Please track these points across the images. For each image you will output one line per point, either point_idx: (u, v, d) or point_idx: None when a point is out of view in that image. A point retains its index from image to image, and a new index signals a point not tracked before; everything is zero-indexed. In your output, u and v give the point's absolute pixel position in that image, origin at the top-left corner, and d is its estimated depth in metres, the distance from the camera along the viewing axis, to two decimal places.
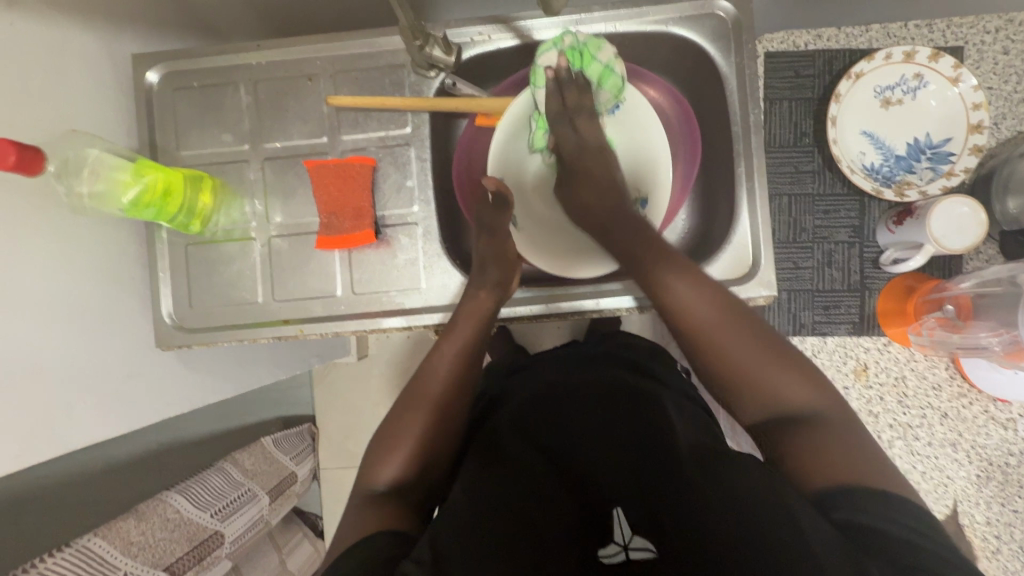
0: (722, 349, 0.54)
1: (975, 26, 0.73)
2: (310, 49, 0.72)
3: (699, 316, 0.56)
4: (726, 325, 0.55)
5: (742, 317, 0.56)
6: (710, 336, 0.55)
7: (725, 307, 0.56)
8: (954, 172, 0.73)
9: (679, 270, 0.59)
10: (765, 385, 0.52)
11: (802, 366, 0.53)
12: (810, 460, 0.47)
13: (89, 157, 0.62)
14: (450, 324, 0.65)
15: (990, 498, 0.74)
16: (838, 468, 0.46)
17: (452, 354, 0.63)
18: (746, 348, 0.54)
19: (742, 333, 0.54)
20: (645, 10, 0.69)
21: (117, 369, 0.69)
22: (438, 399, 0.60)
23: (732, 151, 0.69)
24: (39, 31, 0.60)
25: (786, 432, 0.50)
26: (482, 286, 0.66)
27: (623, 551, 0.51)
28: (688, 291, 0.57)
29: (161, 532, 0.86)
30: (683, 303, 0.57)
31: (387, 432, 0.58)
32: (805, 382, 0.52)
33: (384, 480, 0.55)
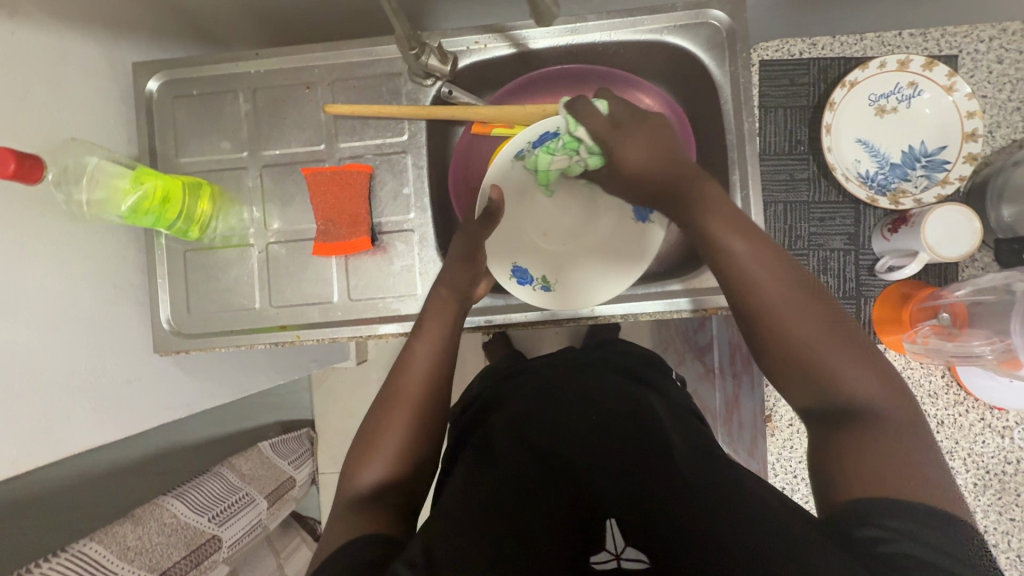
0: (785, 328, 0.50)
1: (969, 35, 0.73)
2: (308, 58, 0.73)
3: (765, 292, 0.52)
4: (794, 304, 0.51)
5: (813, 298, 0.51)
6: (775, 314, 0.51)
7: (796, 282, 0.52)
8: (949, 180, 0.73)
9: (747, 238, 0.54)
10: (829, 372, 0.48)
11: (872, 357, 0.49)
12: (858, 461, 0.44)
13: (88, 165, 0.63)
14: (417, 325, 0.64)
15: (987, 506, 0.74)
16: (886, 472, 0.43)
17: (426, 352, 0.62)
18: (808, 326, 0.50)
19: (810, 314, 0.50)
20: (640, 19, 0.70)
21: (114, 373, 0.69)
22: (412, 400, 0.60)
23: (727, 159, 0.69)
24: (40, 40, 0.60)
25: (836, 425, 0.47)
26: (446, 287, 0.65)
27: (615, 560, 0.51)
28: (757, 263, 0.53)
29: (158, 536, 0.86)
30: (748, 271, 0.53)
31: (367, 437, 0.58)
32: (870, 372, 0.48)
33: (366, 484, 0.55)
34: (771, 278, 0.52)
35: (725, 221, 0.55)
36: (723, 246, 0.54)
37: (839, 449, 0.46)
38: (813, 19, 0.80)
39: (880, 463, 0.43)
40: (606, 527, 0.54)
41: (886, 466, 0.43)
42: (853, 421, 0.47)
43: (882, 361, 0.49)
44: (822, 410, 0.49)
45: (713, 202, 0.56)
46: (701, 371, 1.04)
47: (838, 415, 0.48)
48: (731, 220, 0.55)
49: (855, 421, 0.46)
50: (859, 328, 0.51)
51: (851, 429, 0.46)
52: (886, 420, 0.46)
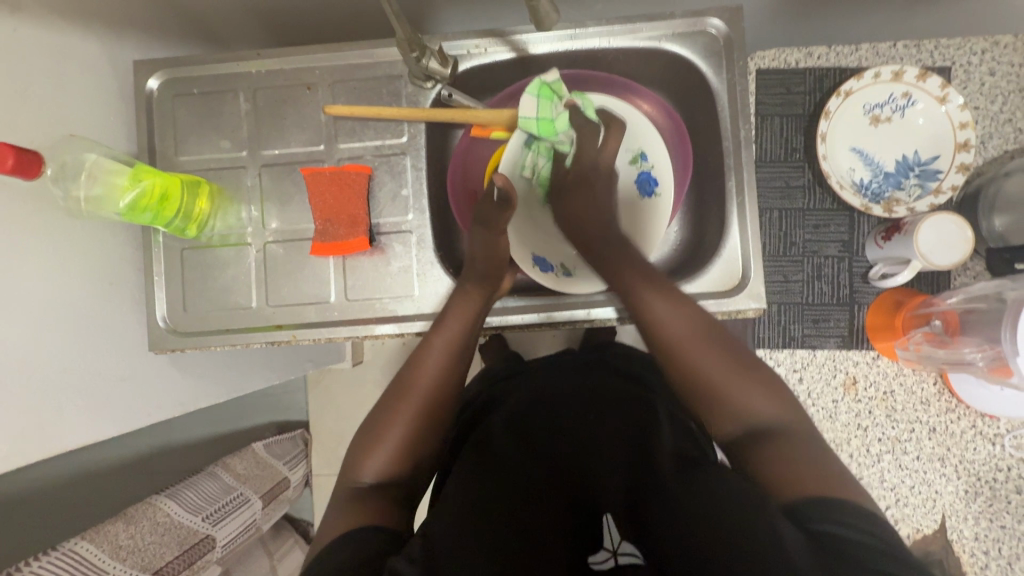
0: (688, 364, 0.55)
1: (962, 47, 0.74)
2: (309, 59, 0.74)
3: (670, 334, 0.57)
4: (696, 340, 0.56)
5: (711, 334, 0.57)
6: (681, 353, 0.56)
7: (697, 321, 0.58)
8: (942, 189, 0.74)
9: (654, 287, 0.60)
10: (731, 397, 0.53)
11: (770, 382, 0.54)
12: (781, 471, 0.47)
13: (86, 161, 0.63)
14: (439, 320, 0.65)
15: (979, 513, 0.75)
16: (806, 477, 0.46)
17: (440, 347, 0.62)
18: (716, 362, 0.55)
19: (708, 350, 0.56)
20: (638, 27, 0.70)
21: (108, 371, 0.69)
22: (424, 394, 0.60)
23: (723, 165, 0.70)
24: (42, 38, 0.61)
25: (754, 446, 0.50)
26: (470, 281, 0.67)
27: (612, 557, 0.55)
28: (663, 306, 0.59)
29: (151, 535, 0.86)
30: (660, 315, 0.58)
31: (373, 424, 0.58)
32: (770, 396, 0.53)
33: (371, 474, 0.55)
34: (679, 321, 0.58)
35: (633, 273, 0.62)
36: (634, 293, 0.60)
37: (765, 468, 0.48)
38: (809, 29, 0.82)
39: (794, 470, 0.47)
40: (602, 523, 0.58)
41: (799, 471, 0.47)
42: (760, 438, 0.51)
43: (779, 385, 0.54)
44: (738, 432, 0.52)
45: (621, 249, 0.64)
46: None
47: (747, 438, 0.52)
48: (642, 270, 0.62)
49: (761, 439, 0.51)
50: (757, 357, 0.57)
51: (759, 445, 0.50)
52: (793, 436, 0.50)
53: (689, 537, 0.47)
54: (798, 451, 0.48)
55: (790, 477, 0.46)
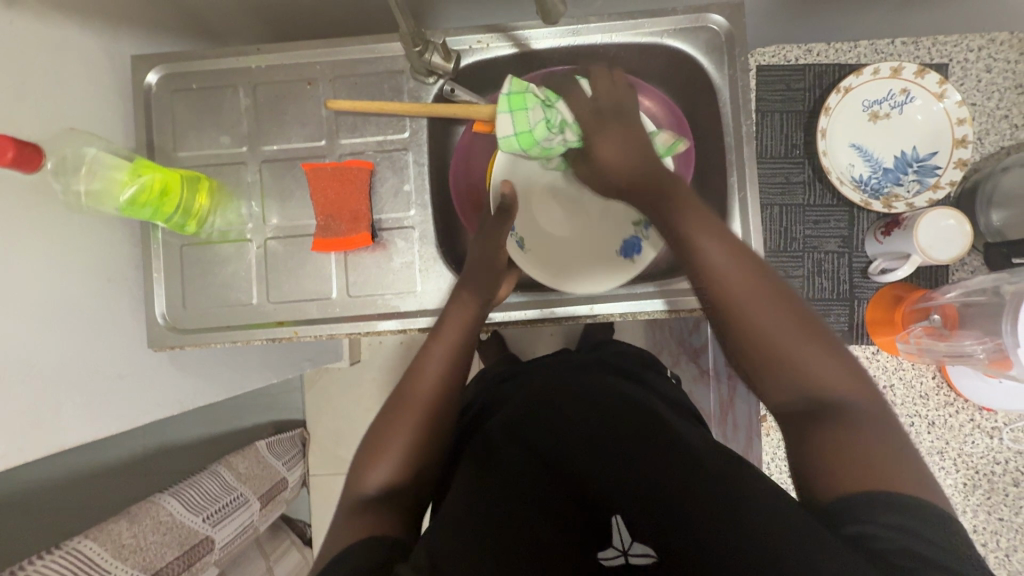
0: (747, 318, 0.53)
1: (959, 44, 0.75)
2: (310, 53, 0.73)
3: (729, 286, 0.54)
4: (755, 293, 0.53)
5: (773, 290, 0.54)
6: (739, 309, 0.53)
7: (755, 277, 0.54)
8: (940, 185, 0.75)
9: (716, 237, 0.56)
10: (794, 360, 0.51)
11: (834, 346, 0.51)
12: (829, 450, 0.46)
13: (87, 156, 0.63)
14: (438, 327, 0.66)
15: (977, 506, 0.75)
16: (859, 468, 0.44)
17: (441, 355, 0.64)
18: (778, 323, 0.52)
19: (770, 305, 0.53)
20: (641, 22, 0.71)
21: (107, 369, 0.68)
22: (423, 400, 0.61)
23: (725, 161, 0.70)
24: (40, 30, 0.60)
25: (806, 418, 0.49)
26: (465, 289, 0.67)
27: (623, 556, 0.52)
28: (723, 259, 0.55)
29: (153, 535, 0.85)
30: (717, 268, 0.55)
31: (375, 437, 0.59)
32: (833, 364, 0.50)
33: (375, 483, 0.55)
34: (739, 276, 0.54)
35: (691, 221, 0.57)
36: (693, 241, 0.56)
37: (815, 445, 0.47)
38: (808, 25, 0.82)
39: (848, 450, 0.45)
40: (612, 523, 0.55)
41: (852, 452, 0.45)
42: (817, 406, 0.49)
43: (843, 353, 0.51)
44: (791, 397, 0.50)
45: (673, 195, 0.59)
46: (694, 373, 1.04)
47: (806, 402, 0.49)
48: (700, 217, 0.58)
49: (821, 409, 0.48)
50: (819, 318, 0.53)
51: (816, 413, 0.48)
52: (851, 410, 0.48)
53: (691, 532, 0.48)
54: (861, 432, 0.46)
55: (841, 459, 0.45)
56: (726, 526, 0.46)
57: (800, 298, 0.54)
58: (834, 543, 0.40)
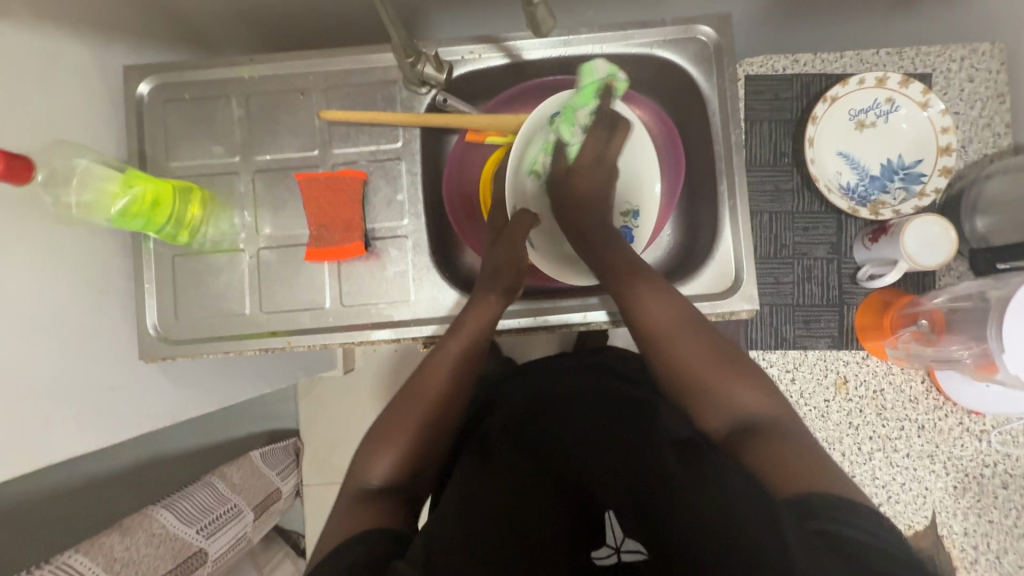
0: (674, 353, 0.59)
1: (942, 55, 0.77)
2: (302, 64, 0.73)
3: (659, 324, 0.60)
4: (681, 330, 0.60)
5: (695, 325, 0.60)
6: (666, 342, 0.59)
7: (676, 312, 0.61)
8: (925, 192, 0.76)
9: (647, 282, 0.62)
10: (718, 389, 0.56)
11: (751, 373, 0.57)
12: (763, 462, 0.49)
13: (79, 166, 0.63)
14: (456, 323, 0.65)
15: (967, 509, 0.76)
16: (803, 472, 0.46)
17: (457, 353, 0.63)
18: (697, 351, 0.58)
19: (692, 341, 0.59)
20: (631, 33, 0.72)
21: (97, 380, 0.67)
22: (435, 402, 0.60)
23: (715, 169, 0.71)
24: (30, 42, 0.60)
25: (733, 432, 0.53)
26: (490, 289, 0.67)
27: (614, 555, 0.59)
28: (656, 301, 0.61)
29: (146, 548, 0.84)
30: (647, 308, 0.61)
31: (384, 427, 0.59)
32: (750, 385, 0.56)
33: (380, 475, 0.55)
34: (664, 315, 0.61)
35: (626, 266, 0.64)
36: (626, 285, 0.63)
37: (753, 457, 0.50)
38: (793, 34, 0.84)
39: (785, 464, 0.48)
40: (608, 522, 0.62)
41: (790, 464, 0.47)
42: (744, 432, 0.53)
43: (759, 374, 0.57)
44: (713, 418, 0.56)
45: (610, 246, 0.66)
46: None
47: (734, 430, 0.54)
48: (633, 262, 0.65)
49: (748, 433, 0.53)
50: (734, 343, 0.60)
51: (744, 436, 0.52)
52: (772, 424, 0.53)
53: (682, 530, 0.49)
54: (783, 441, 0.50)
55: (778, 469, 0.47)
56: (710, 520, 0.46)
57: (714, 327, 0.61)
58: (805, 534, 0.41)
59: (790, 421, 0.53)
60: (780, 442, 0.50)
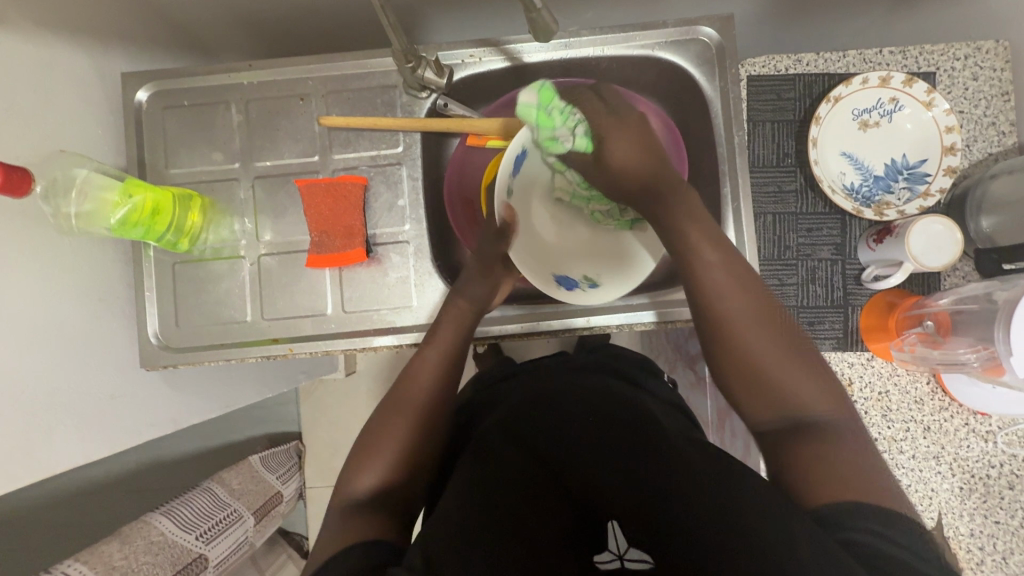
0: (747, 344, 0.57)
1: (946, 53, 0.76)
2: (301, 70, 0.73)
3: (730, 310, 0.58)
4: (755, 320, 0.58)
5: (767, 315, 0.59)
6: (740, 332, 0.58)
7: (749, 297, 0.59)
8: (930, 193, 0.75)
9: (721, 260, 0.60)
10: (784, 383, 0.55)
11: (819, 371, 0.56)
12: (815, 464, 0.49)
13: (77, 177, 0.62)
14: (431, 332, 0.67)
15: (973, 510, 0.76)
16: (829, 473, 0.48)
17: (434, 359, 0.65)
18: (766, 340, 0.57)
19: (764, 332, 0.57)
20: (632, 35, 0.71)
21: (97, 390, 0.67)
22: (415, 407, 0.63)
23: (718, 171, 0.71)
24: (27, 51, 0.60)
25: (792, 432, 0.53)
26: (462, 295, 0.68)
27: (618, 559, 0.59)
28: (726, 283, 0.59)
29: (146, 555, 0.84)
30: (717, 287, 0.59)
31: (368, 441, 0.60)
32: (819, 386, 0.55)
33: (365, 487, 0.56)
34: (736, 299, 0.59)
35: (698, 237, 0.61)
36: (697, 259, 0.60)
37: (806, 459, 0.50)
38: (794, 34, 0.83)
39: (834, 466, 0.49)
40: (608, 527, 0.61)
41: (838, 469, 0.48)
42: (800, 430, 0.53)
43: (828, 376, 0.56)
44: (773, 412, 0.55)
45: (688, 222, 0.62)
46: (692, 381, 1.05)
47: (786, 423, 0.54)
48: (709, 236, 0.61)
49: (807, 430, 0.52)
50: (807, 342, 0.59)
51: (800, 434, 0.52)
52: (835, 428, 0.52)
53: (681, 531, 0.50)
54: (836, 445, 0.50)
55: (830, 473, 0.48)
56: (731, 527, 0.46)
57: (788, 322, 0.60)
58: (823, 540, 0.42)
59: (856, 428, 0.53)
60: (840, 448, 0.50)
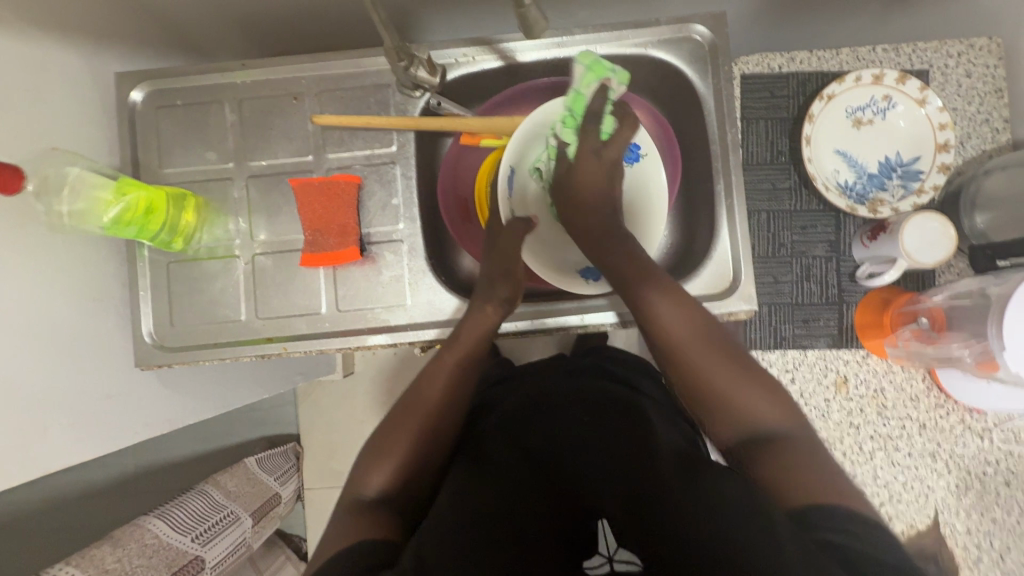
0: (697, 369, 0.58)
1: (939, 50, 0.76)
2: (295, 69, 0.73)
3: (676, 339, 0.60)
4: (701, 345, 0.59)
5: (714, 338, 0.60)
6: (689, 359, 0.59)
7: (695, 322, 0.60)
8: (924, 189, 0.75)
9: (661, 292, 0.61)
10: (736, 402, 0.57)
11: (765, 384, 0.57)
12: (773, 475, 0.50)
13: (70, 175, 0.62)
14: (454, 333, 0.66)
15: (970, 507, 0.75)
16: (810, 479, 0.49)
17: (453, 364, 0.63)
18: (716, 363, 0.58)
19: (713, 355, 0.59)
20: (625, 33, 0.71)
21: (91, 390, 0.67)
22: (431, 408, 0.61)
23: (711, 169, 0.71)
24: (20, 51, 0.60)
25: (751, 446, 0.54)
26: (489, 300, 0.66)
27: (607, 563, 0.62)
28: (670, 310, 0.61)
29: (138, 558, 0.84)
30: (664, 316, 0.61)
31: (381, 439, 0.60)
32: (771, 401, 0.56)
33: (375, 485, 0.56)
34: (681, 328, 0.60)
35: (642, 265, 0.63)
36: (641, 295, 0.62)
37: (766, 465, 0.51)
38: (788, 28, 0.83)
39: (799, 474, 0.50)
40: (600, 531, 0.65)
41: (795, 474, 0.50)
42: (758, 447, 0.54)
43: (777, 389, 0.58)
44: (729, 428, 0.56)
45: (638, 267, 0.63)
46: None
47: (745, 440, 0.55)
48: (653, 270, 0.63)
49: (759, 442, 0.54)
50: (755, 359, 0.61)
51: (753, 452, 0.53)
52: (790, 440, 0.53)
53: (669, 529, 0.51)
54: (790, 455, 0.52)
55: (787, 479, 0.49)
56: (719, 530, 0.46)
57: (735, 340, 0.61)
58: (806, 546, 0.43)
59: (809, 439, 0.54)
60: (796, 456, 0.51)
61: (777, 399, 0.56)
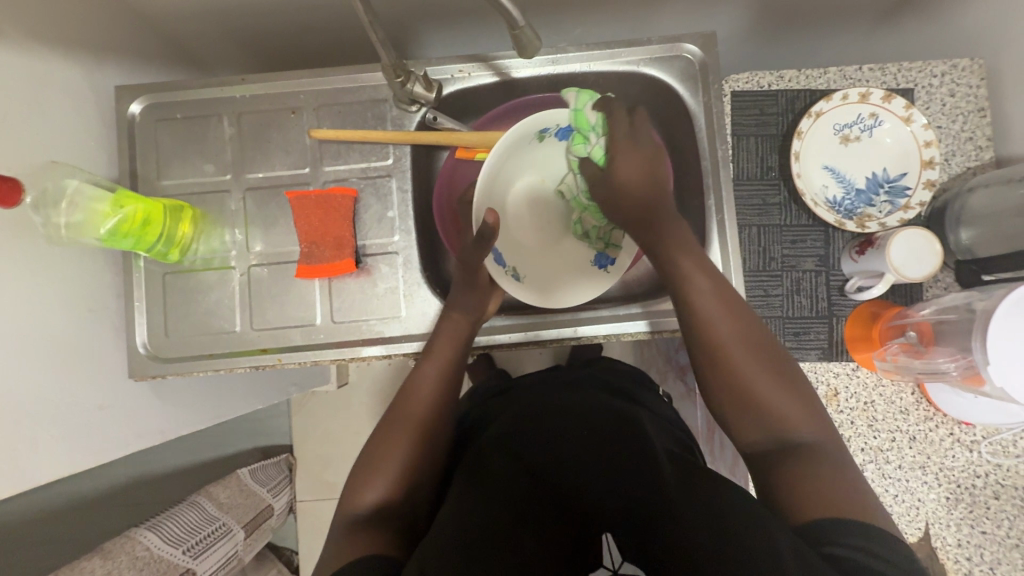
0: (735, 366, 0.58)
1: (923, 70, 0.78)
2: (293, 83, 0.74)
3: (721, 338, 0.59)
4: (744, 344, 0.59)
5: (757, 340, 0.60)
6: (731, 357, 0.59)
7: (739, 320, 0.60)
8: (911, 206, 0.77)
9: (709, 284, 0.61)
10: (769, 404, 0.57)
11: (803, 391, 0.58)
12: (801, 488, 0.51)
13: (69, 187, 0.63)
14: (429, 346, 0.67)
15: (960, 520, 0.76)
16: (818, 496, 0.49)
17: (432, 376, 0.65)
18: (757, 365, 0.58)
19: (754, 354, 0.59)
20: (618, 52, 0.73)
21: (84, 401, 0.67)
22: (415, 422, 0.62)
23: (702, 184, 0.72)
24: (22, 64, 0.61)
25: (783, 456, 0.54)
26: (456, 308, 0.68)
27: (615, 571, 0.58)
28: (712, 305, 0.60)
29: (129, 571, 0.83)
30: (707, 312, 0.60)
31: (372, 455, 0.60)
32: (807, 409, 0.57)
33: (369, 502, 0.56)
34: (725, 323, 0.60)
35: (688, 263, 0.62)
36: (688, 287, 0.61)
37: (793, 481, 0.52)
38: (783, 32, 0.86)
39: (823, 487, 0.50)
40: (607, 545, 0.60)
41: (826, 493, 0.50)
42: (791, 453, 0.54)
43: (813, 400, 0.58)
44: (761, 432, 0.57)
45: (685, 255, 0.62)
46: (684, 391, 1.06)
47: (775, 443, 0.56)
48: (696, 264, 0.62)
49: (790, 449, 0.55)
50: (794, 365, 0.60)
51: (785, 459, 0.54)
52: (824, 452, 0.54)
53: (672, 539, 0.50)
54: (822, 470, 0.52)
55: (815, 492, 0.50)
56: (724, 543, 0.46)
57: (776, 344, 0.61)
58: (808, 557, 0.43)
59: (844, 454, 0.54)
60: (829, 471, 0.52)
61: (812, 409, 0.57)
